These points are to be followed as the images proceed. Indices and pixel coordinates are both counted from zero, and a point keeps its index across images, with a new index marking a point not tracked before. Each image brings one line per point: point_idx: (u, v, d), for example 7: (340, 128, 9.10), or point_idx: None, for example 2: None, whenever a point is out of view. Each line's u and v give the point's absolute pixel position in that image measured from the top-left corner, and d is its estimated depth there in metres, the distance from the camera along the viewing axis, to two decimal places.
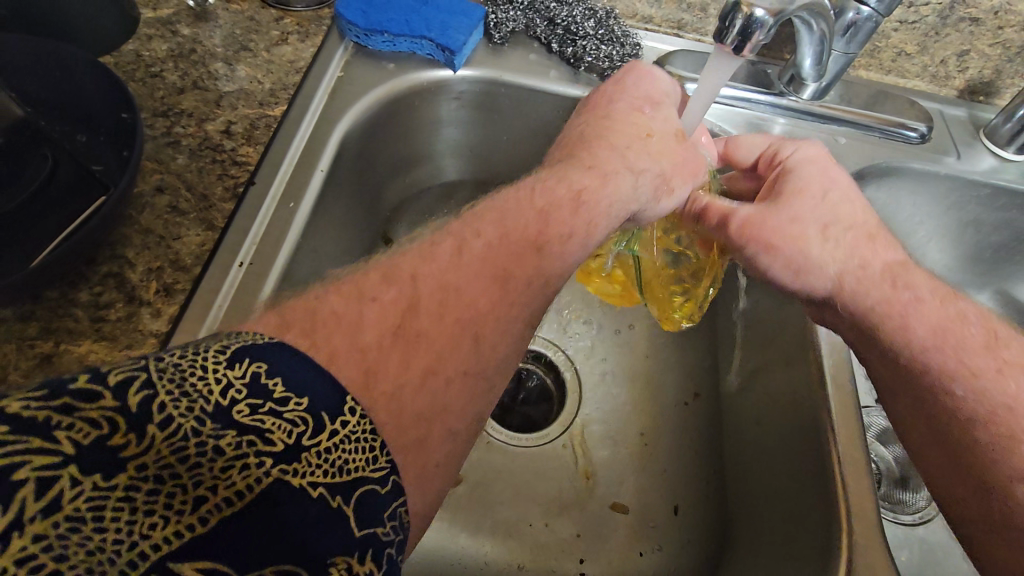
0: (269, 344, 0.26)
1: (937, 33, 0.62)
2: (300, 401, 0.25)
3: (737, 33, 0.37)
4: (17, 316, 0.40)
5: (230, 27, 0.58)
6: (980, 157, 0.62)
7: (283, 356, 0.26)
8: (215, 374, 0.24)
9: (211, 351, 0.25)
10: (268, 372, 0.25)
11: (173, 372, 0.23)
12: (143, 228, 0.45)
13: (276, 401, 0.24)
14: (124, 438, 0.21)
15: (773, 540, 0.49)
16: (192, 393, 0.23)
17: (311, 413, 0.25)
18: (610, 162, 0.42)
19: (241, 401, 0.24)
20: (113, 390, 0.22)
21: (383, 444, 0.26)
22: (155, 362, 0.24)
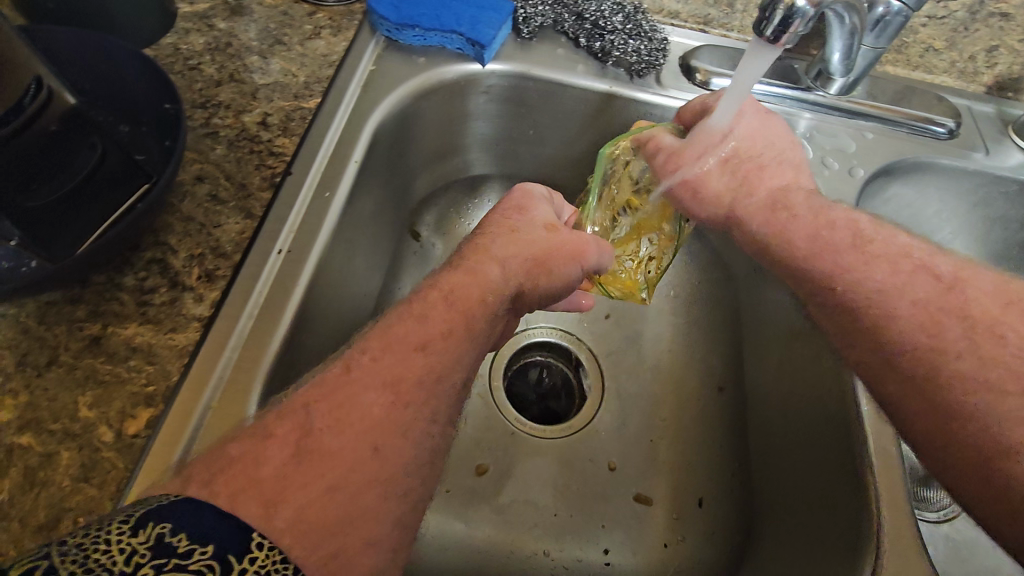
0: (172, 501, 0.27)
1: (967, 28, 0.62)
2: (205, 550, 0.25)
3: (777, 24, 0.37)
4: (67, 299, 0.41)
5: (264, 21, 0.59)
6: (1009, 152, 0.62)
7: (188, 508, 0.26)
8: (117, 542, 0.24)
9: (114, 519, 0.25)
10: (172, 528, 0.25)
11: (74, 551, 0.24)
12: (185, 216, 0.46)
13: (179, 555, 0.24)
14: None
15: (798, 532, 0.49)
16: (94, 566, 0.23)
17: (219, 558, 0.25)
18: (472, 258, 0.41)
19: (144, 565, 0.24)
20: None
21: (297, 570, 0.27)
22: (56, 549, 0.24)
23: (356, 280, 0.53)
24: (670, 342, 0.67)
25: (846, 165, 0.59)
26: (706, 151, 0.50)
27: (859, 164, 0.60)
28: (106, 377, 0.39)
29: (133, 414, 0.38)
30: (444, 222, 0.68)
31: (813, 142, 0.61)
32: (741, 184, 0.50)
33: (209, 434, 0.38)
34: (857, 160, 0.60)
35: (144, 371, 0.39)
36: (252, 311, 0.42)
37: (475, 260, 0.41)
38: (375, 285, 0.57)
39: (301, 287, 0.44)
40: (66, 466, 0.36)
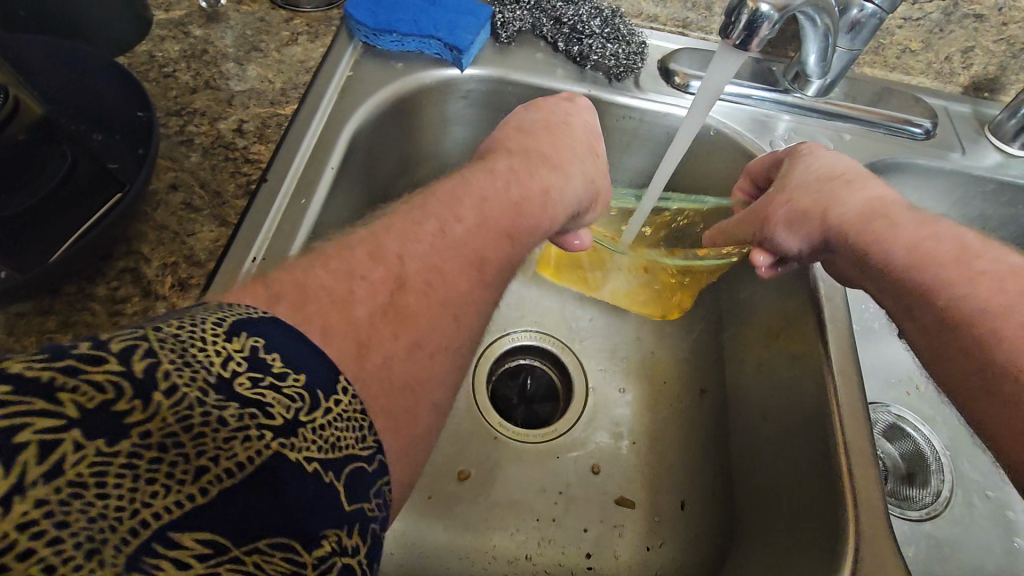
0: (264, 319, 0.27)
1: (942, 29, 0.62)
2: (297, 377, 0.25)
3: (743, 28, 0.37)
4: (37, 310, 0.41)
5: (241, 28, 0.59)
6: (985, 152, 0.63)
7: (280, 332, 0.26)
8: (214, 344, 0.24)
9: (209, 324, 0.25)
10: (265, 345, 0.25)
11: (172, 341, 0.23)
12: (158, 224, 0.46)
13: (274, 375, 0.24)
14: (128, 404, 0.21)
15: (777, 534, 0.49)
16: (194, 363, 0.23)
17: (308, 390, 0.25)
18: (570, 163, 0.46)
19: (242, 374, 0.24)
20: (117, 357, 0.22)
21: (370, 425, 0.27)
22: (154, 333, 0.23)
23: None
24: (653, 346, 0.67)
25: None
26: (796, 187, 0.50)
27: None
28: None
29: None
30: None
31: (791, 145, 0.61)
32: (829, 194, 0.49)
33: None
34: None
35: None
36: None
37: (569, 167, 0.46)
38: None
39: None
40: None
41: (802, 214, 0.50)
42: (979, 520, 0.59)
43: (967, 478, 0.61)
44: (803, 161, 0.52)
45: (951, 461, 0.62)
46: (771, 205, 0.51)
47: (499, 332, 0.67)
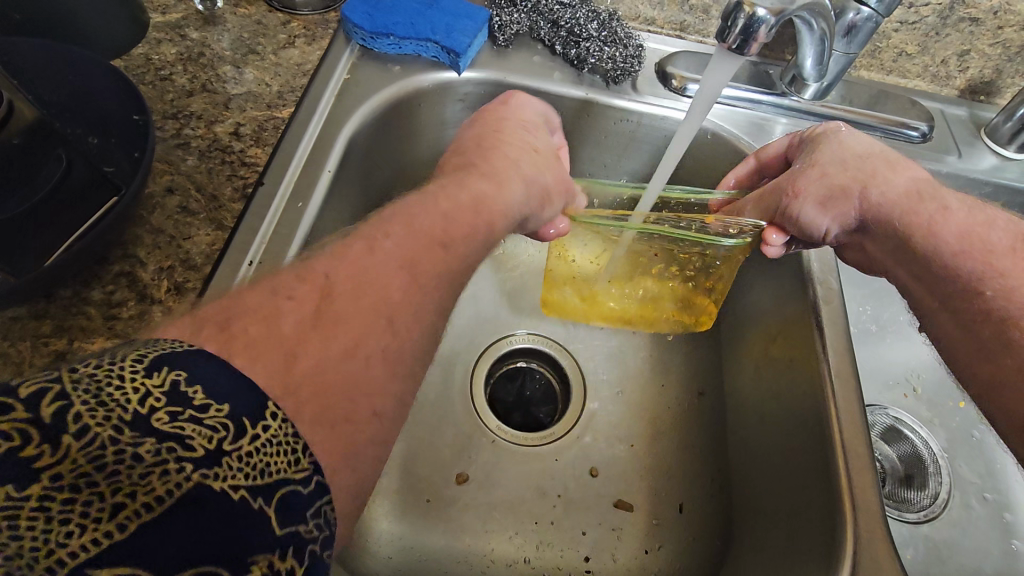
0: (187, 348, 0.25)
1: (938, 33, 0.62)
2: (221, 408, 0.24)
3: (739, 32, 0.37)
4: (32, 314, 0.41)
5: (238, 31, 0.59)
6: (981, 155, 0.63)
7: (202, 359, 0.25)
8: (131, 379, 0.23)
9: (127, 357, 0.24)
10: (188, 377, 0.24)
11: (86, 379, 0.22)
12: (154, 228, 0.46)
13: (196, 407, 0.23)
14: (37, 448, 0.20)
15: (775, 537, 0.49)
16: (107, 400, 0.22)
17: (233, 418, 0.24)
18: (502, 170, 0.45)
19: (160, 410, 0.23)
20: (26, 401, 0.21)
21: (306, 446, 0.26)
22: (68, 373, 0.22)
23: None
24: (650, 348, 0.67)
25: None
26: (831, 165, 0.49)
27: None
28: None
29: None
30: None
31: None
32: (871, 175, 0.48)
33: None
34: None
35: None
36: None
37: (504, 175, 0.45)
38: None
39: None
40: None
41: (837, 194, 0.48)
42: (977, 522, 0.59)
43: (965, 480, 0.61)
44: (835, 141, 0.50)
45: (949, 463, 0.62)
46: (806, 180, 0.49)
47: (497, 334, 0.67)
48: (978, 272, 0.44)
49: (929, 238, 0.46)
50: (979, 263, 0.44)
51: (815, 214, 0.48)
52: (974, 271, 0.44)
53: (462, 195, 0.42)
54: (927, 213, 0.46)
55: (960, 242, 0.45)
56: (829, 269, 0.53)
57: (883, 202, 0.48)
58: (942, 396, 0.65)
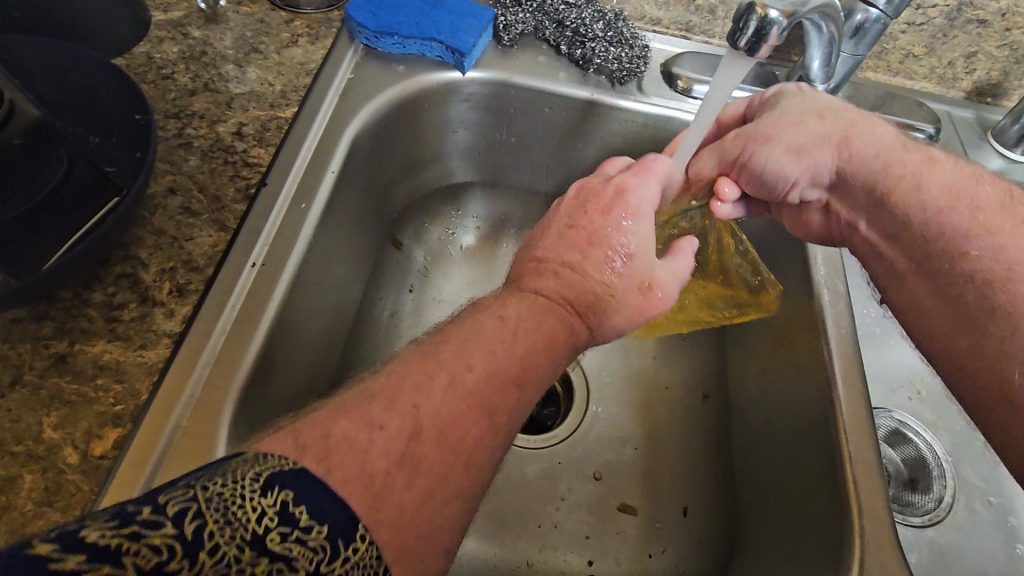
0: (294, 465, 0.26)
1: (945, 34, 0.62)
2: (323, 529, 0.24)
3: (751, 35, 0.37)
4: (33, 316, 0.40)
5: (240, 30, 0.58)
6: (988, 158, 0.62)
7: (311, 479, 0.26)
8: (250, 500, 0.24)
9: (245, 477, 0.25)
10: (295, 496, 0.25)
11: (216, 499, 0.23)
12: (156, 229, 0.45)
13: (302, 528, 0.24)
14: (178, 564, 0.22)
15: (780, 543, 0.49)
16: (234, 521, 0.23)
17: (331, 539, 0.24)
18: (625, 288, 0.41)
19: (273, 530, 0.24)
20: (172, 519, 0.22)
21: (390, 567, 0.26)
22: (202, 492, 0.24)
23: (335, 290, 0.52)
24: (654, 352, 0.66)
25: None
26: (804, 114, 0.48)
27: None
28: (72, 396, 0.38)
29: (100, 435, 0.37)
30: (424, 229, 0.67)
31: None
32: (850, 124, 0.47)
33: (175, 457, 0.37)
34: None
35: (111, 390, 0.38)
36: (225, 325, 0.42)
37: (621, 298, 0.41)
38: (356, 297, 0.56)
39: (275, 303, 0.43)
40: (29, 490, 0.35)
41: (810, 143, 0.47)
42: (982, 527, 0.59)
43: (970, 485, 0.61)
44: (807, 94, 0.49)
45: (953, 467, 0.62)
46: (775, 125, 0.48)
47: None
48: (954, 229, 0.41)
49: (906, 189, 0.44)
50: (966, 218, 0.41)
51: (781, 161, 0.49)
52: (958, 227, 0.41)
53: (557, 333, 0.37)
54: (908, 164, 0.44)
55: (944, 196, 0.42)
56: (835, 272, 0.53)
57: (859, 153, 0.46)
58: (946, 399, 0.65)
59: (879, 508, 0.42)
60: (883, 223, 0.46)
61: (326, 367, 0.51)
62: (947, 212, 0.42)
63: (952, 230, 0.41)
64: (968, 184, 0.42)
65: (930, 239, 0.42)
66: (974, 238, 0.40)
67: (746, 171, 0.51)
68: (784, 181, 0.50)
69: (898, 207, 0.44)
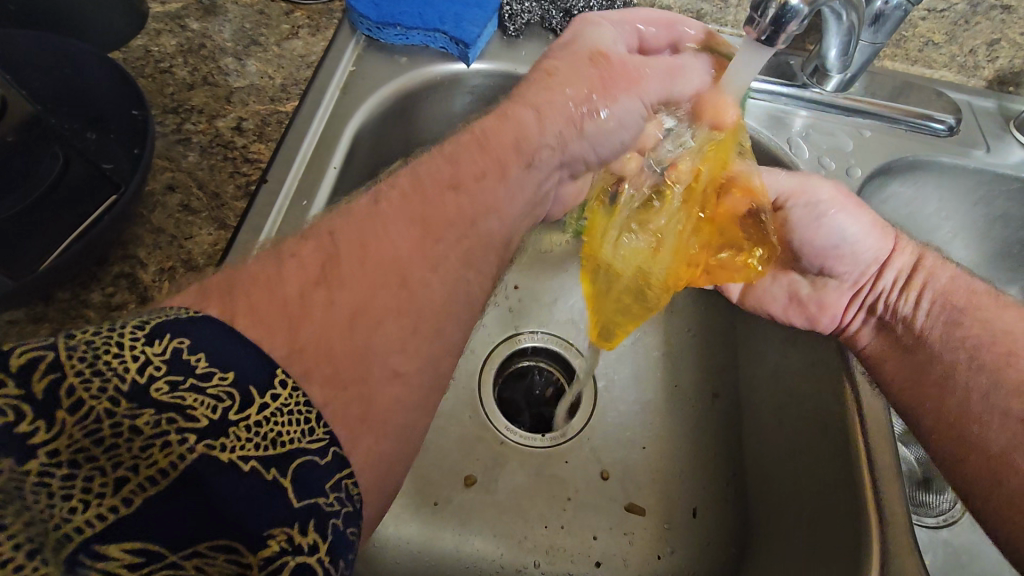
0: (194, 316, 0.25)
1: (967, 21, 0.60)
2: (223, 375, 0.24)
3: (769, 23, 0.35)
4: (30, 318, 0.40)
5: (240, 21, 0.57)
6: (1011, 149, 0.60)
7: (208, 328, 0.25)
8: (131, 349, 0.23)
9: (128, 326, 0.24)
10: (191, 345, 0.24)
11: (83, 349, 0.22)
12: (155, 227, 0.44)
13: (197, 376, 0.23)
14: (32, 425, 0.20)
15: (795, 547, 0.48)
16: (106, 370, 0.22)
17: (236, 388, 0.24)
18: (566, 80, 0.42)
19: (159, 379, 0.23)
20: (16, 375, 0.21)
21: (319, 416, 0.26)
22: (65, 341, 0.22)
23: None
24: (663, 351, 0.65)
25: (843, 164, 0.58)
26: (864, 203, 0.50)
27: (858, 165, 0.58)
28: None
29: None
30: None
31: (809, 141, 0.59)
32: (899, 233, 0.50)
33: None
34: (854, 159, 0.58)
35: None
36: None
37: (551, 86, 0.42)
38: None
39: None
40: None
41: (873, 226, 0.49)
42: None
43: None
44: None
45: None
46: (860, 200, 0.50)
47: (506, 334, 0.65)
48: (955, 302, 0.46)
49: (925, 270, 0.48)
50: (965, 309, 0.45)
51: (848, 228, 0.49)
52: (960, 302, 0.46)
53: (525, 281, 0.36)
54: (932, 258, 0.49)
55: (954, 281, 0.47)
56: None
57: (907, 252, 0.50)
58: None
59: (896, 512, 0.41)
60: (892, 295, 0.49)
61: None
62: (952, 289, 0.47)
63: (952, 303, 0.46)
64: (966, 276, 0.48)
65: (933, 315, 0.47)
66: (971, 311, 0.45)
67: (824, 220, 0.49)
68: (839, 254, 0.51)
69: (923, 287, 0.48)
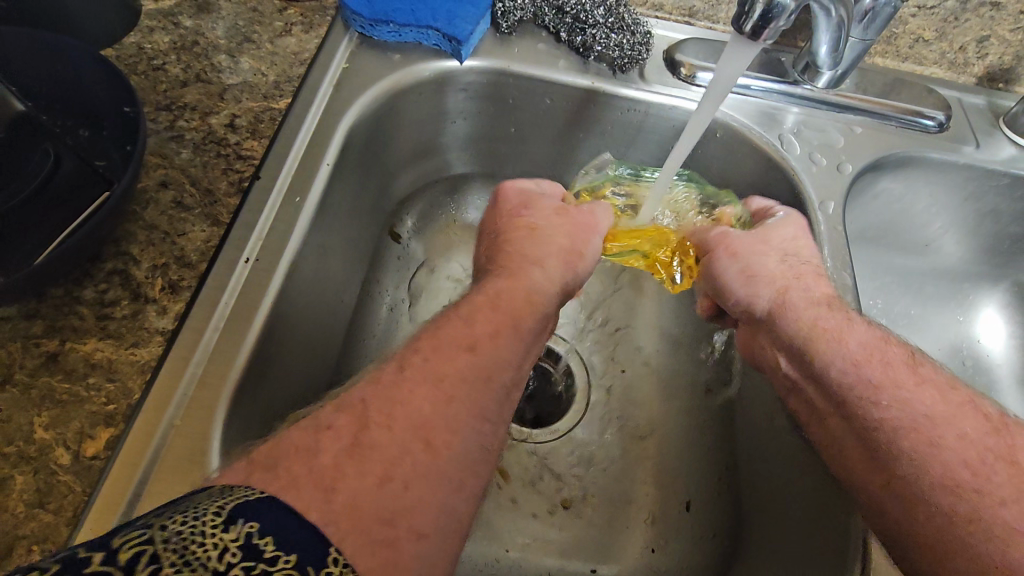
0: (260, 499, 0.26)
1: (957, 18, 0.60)
2: (289, 558, 0.23)
3: (757, 19, 0.36)
4: (22, 314, 0.39)
5: (233, 18, 0.57)
6: (1001, 145, 0.60)
7: (275, 511, 0.25)
8: (210, 535, 0.23)
9: (208, 510, 0.24)
10: (260, 528, 0.24)
11: (174, 537, 0.23)
12: (148, 224, 0.44)
13: (266, 559, 0.23)
14: None
15: (788, 540, 0.47)
16: (191, 560, 0.22)
17: (299, 568, 0.23)
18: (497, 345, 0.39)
19: (235, 565, 0.22)
20: (123, 569, 0.22)
21: None
22: (159, 531, 0.23)
23: (331, 286, 0.51)
24: (656, 350, 0.65)
25: (834, 161, 0.58)
26: (766, 252, 0.48)
27: (848, 160, 0.58)
28: (64, 396, 0.37)
29: (92, 435, 0.36)
30: (426, 223, 0.67)
31: (800, 137, 0.59)
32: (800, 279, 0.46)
33: (170, 457, 0.36)
34: (845, 155, 0.58)
35: (103, 389, 0.38)
36: (218, 323, 0.41)
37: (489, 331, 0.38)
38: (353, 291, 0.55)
39: (268, 299, 0.42)
40: (20, 492, 0.34)
41: (763, 276, 0.48)
42: None
43: None
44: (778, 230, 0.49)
45: None
46: (748, 250, 0.49)
47: None
48: (869, 378, 0.41)
49: (826, 338, 0.43)
50: (879, 371, 0.41)
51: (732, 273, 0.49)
52: (873, 377, 0.40)
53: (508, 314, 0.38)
54: (830, 321, 0.44)
55: (862, 351, 0.42)
56: (844, 261, 0.52)
57: (792, 302, 0.46)
58: None
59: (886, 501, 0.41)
60: (801, 359, 0.44)
61: (325, 369, 0.51)
62: (864, 362, 0.41)
63: (865, 380, 0.41)
64: (882, 341, 0.42)
65: (846, 386, 0.41)
66: (887, 389, 0.40)
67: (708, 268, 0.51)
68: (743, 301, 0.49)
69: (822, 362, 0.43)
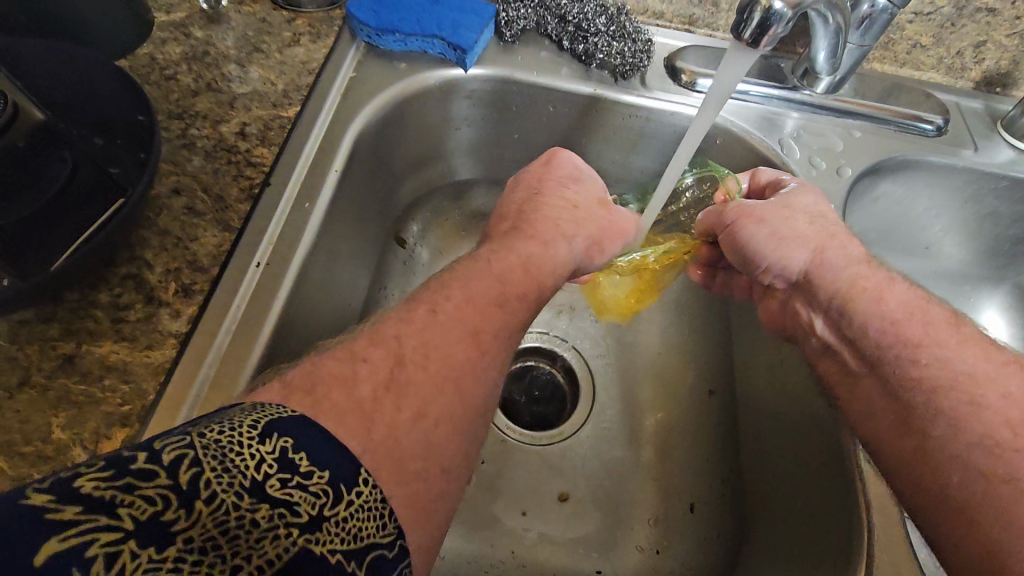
0: (290, 415, 0.28)
1: (953, 24, 0.61)
2: (321, 474, 0.26)
3: (755, 26, 0.37)
4: (39, 317, 0.40)
5: (243, 29, 0.58)
6: (999, 148, 0.61)
7: (311, 433, 0.28)
8: (247, 446, 0.26)
9: (244, 423, 0.27)
10: (294, 444, 0.27)
11: (213, 447, 0.25)
12: (161, 229, 0.45)
13: (302, 474, 0.26)
14: (175, 512, 0.23)
15: (790, 543, 0.47)
16: (231, 468, 0.25)
17: (332, 485, 0.26)
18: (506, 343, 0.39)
19: (273, 476, 0.25)
20: (169, 468, 0.24)
21: (390, 514, 0.29)
22: (199, 438, 0.25)
23: (340, 289, 0.52)
24: (659, 353, 0.66)
25: (834, 164, 0.59)
26: (796, 211, 0.47)
27: (847, 163, 0.59)
28: (80, 398, 0.38)
29: (108, 435, 0.37)
30: (431, 228, 0.68)
31: (800, 141, 0.60)
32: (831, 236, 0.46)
33: None
34: (845, 159, 0.59)
35: (118, 390, 0.39)
36: (230, 325, 0.42)
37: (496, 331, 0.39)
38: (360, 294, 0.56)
39: (279, 303, 0.43)
40: None
41: (796, 238, 0.47)
42: None
43: None
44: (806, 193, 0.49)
45: None
46: (776, 215, 0.47)
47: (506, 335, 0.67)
48: (909, 337, 0.41)
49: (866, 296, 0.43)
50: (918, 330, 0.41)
51: (765, 240, 0.48)
52: (913, 335, 0.41)
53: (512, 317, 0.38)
54: (870, 279, 0.44)
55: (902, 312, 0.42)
56: None
57: (831, 263, 0.45)
58: None
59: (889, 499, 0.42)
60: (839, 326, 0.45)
61: None
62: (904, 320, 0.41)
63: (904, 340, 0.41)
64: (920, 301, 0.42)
65: (885, 345, 0.42)
66: (927, 347, 0.40)
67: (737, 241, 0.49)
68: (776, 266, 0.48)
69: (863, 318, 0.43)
